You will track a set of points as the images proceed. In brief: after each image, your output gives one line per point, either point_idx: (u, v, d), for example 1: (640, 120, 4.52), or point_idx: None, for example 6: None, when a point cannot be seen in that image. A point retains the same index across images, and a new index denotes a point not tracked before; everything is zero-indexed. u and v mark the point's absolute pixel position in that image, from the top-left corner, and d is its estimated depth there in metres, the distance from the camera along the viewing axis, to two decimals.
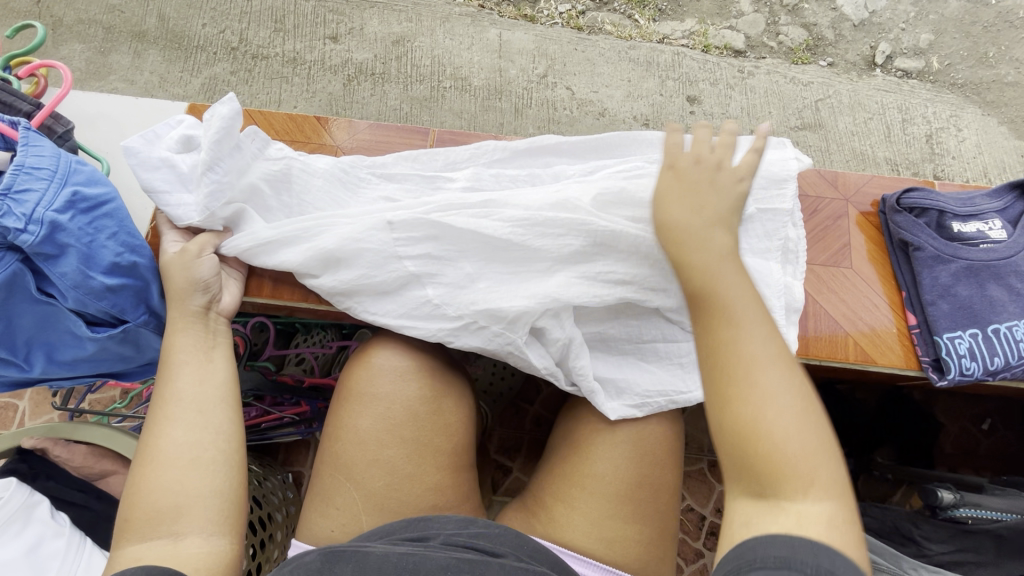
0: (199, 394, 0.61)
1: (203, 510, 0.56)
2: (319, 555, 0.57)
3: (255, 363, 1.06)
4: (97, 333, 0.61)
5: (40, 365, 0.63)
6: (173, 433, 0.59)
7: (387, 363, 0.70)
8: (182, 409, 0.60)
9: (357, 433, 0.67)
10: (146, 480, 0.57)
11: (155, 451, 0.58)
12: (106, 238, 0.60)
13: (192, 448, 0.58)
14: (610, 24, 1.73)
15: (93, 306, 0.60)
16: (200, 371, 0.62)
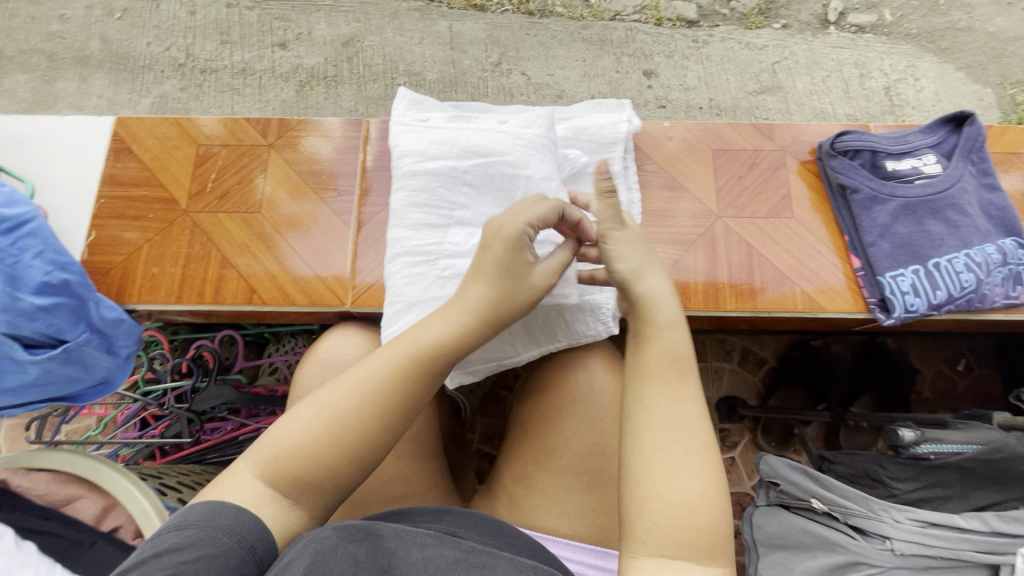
0: (396, 403, 0.54)
1: (326, 494, 0.53)
2: (333, 530, 0.49)
3: (227, 376, 1.06)
4: (37, 356, 0.61)
5: None
6: (368, 429, 0.53)
7: (339, 349, 0.70)
8: (387, 410, 0.54)
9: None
10: (321, 447, 0.52)
11: (343, 428, 0.53)
12: (31, 258, 0.60)
13: (372, 451, 0.53)
14: (561, 5, 1.72)
15: (26, 327, 0.60)
16: (419, 391, 0.55)
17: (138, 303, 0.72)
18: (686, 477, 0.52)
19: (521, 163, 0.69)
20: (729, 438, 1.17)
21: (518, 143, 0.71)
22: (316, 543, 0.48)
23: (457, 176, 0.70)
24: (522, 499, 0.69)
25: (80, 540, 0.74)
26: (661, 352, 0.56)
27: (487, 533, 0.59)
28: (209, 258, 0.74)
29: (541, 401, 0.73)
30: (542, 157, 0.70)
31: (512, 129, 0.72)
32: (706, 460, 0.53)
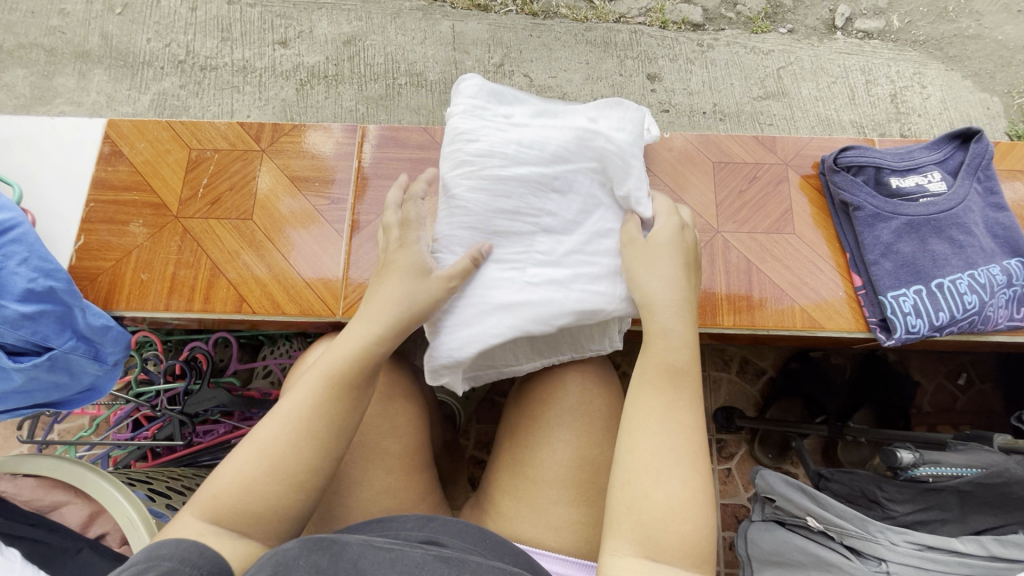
0: (333, 417, 0.59)
1: (276, 525, 0.56)
2: (297, 541, 0.49)
3: (220, 379, 1.05)
4: (22, 363, 0.60)
5: None
6: (297, 452, 0.57)
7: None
8: (314, 430, 0.58)
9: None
10: (257, 479, 0.56)
11: (277, 455, 0.56)
12: (16, 265, 0.60)
13: (306, 471, 0.57)
14: (565, 7, 1.70)
15: (11, 333, 0.59)
16: (347, 403, 0.60)
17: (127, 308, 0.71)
18: (680, 483, 0.56)
19: (618, 174, 0.69)
20: (725, 449, 1.16)
21: (604, 145, 0.69)
22: (279, 557, 0.47)
23: (546, 182, 0.68)
24: (511, 514, 0.68)
25: (66, 547, 0.74)
26: (662, 361, 0.61)
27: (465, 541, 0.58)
28: (199, 265, 0.73)
29: (528, 416, 0.72)
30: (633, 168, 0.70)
31: (603, 130, 0.69)
32: (688, 464, 0.56)
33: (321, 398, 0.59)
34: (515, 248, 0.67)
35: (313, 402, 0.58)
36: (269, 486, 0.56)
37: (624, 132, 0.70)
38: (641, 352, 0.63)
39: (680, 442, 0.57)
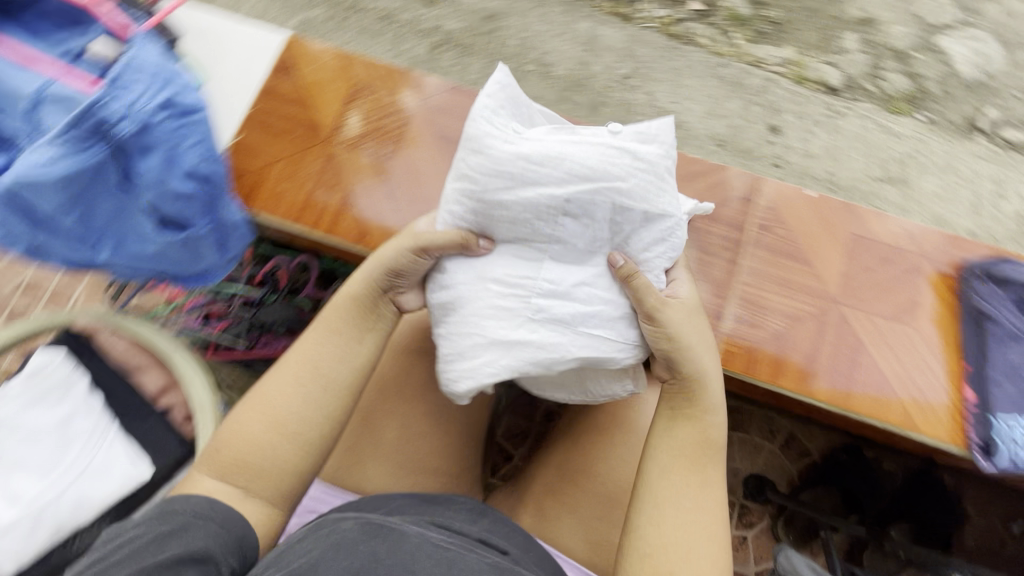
0: (335, 372, 0.61)
1: (278, 484, 0.58)
2: (356, 524, 0.53)
3: (294, 299, 1.09)
4: (164, 233, 0.66)
5: (107, 253, 0.65)
6: (296, 402, 0.59)
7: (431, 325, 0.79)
8: (316, 384, 0.60)
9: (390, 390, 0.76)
10: (255, 431, 0.58)
11: (273, 407, 0.59)
12: (189, 145, 0.64)
13: (300, 425, 0.59)
14: (705, 37, 1.69)
15: (166, 207, 0.65)
16: (339, 350, 0.62)
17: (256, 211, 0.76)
18: (693, 539, 0.56)
19: (641, 194, 0.62)
20: (746, 517, 1.13)
21: (596, 153, 0.61)
22: (339, 537, 0.51)
23: (558, 207, 0.61)
24: (550, 515, 0.69)
25: (140, 409, 0.80)
26: (698, 434, 0.61)
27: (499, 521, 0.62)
28: (337, 192, 0.78)
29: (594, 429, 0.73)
30: (666, 192, 0.63)
31: (626, 145, 0.62)
32: (702, 531, 0.56)
33: (335, 372, 0.61)
34: (519, 271, 0.63)
35: (323, 370, 0.61)
36: (273, 440, 0.58)
37: (657, 154, 0.64)
38: (667, 422, 0.62)
39: (697, 506, 0.58)
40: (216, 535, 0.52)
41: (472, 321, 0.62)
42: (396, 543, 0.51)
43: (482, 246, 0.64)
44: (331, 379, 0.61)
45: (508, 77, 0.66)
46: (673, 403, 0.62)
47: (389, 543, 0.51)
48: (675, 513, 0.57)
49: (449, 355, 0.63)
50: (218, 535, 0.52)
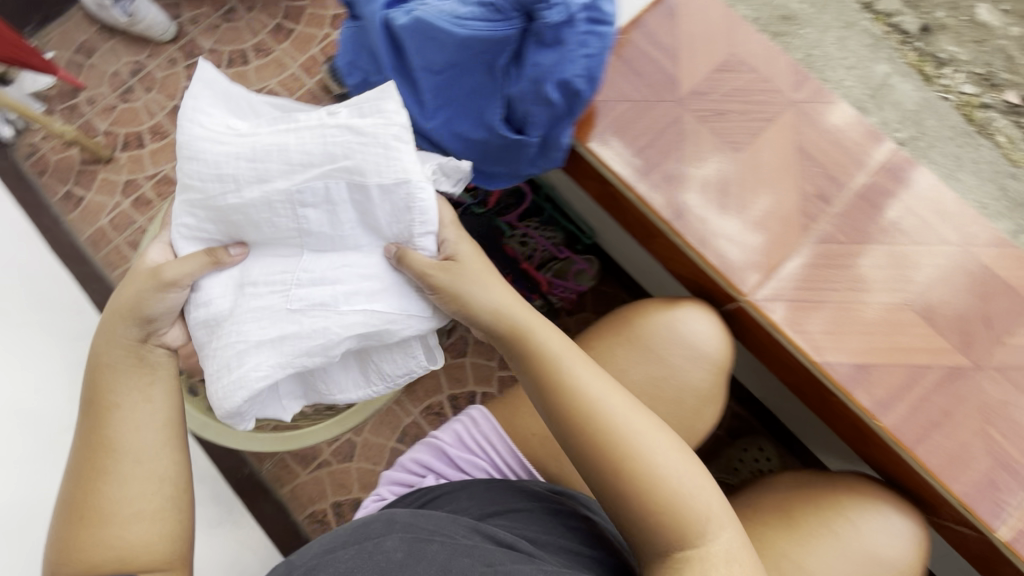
0: (138, 442, 0.53)
1: (141, 556, 0.51)
2: (398, 541, 0.56)
3: (496, 219, 1.13)
4: (501, 129, 0.61)
5: (437, 121, 0.63)
6: (116, 488, 0.51)
7: (696, 329, 0.61)
8: (116, 460, 0.52)
9: (620, 375, 0.60)
10: (95, 538, 0.50)
11: (98, 505, 0.51)
12: (581, 55, 0.56)
13: (140, 501, 0.52)
14: (1005, 138, 1.09)
15: (523, 104, 0.59)
16: (139, 408, 0.54)
17: (582, 144, 0.65)
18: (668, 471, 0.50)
19: (373, 167, 0.54)
20: None
21: (336, 133, 0.54)
22: (384, 559, 0.54)
23: (291, 197, 0.55)
24: None
25: None
26: (636, 446, 0.50)
27: (552, 536, 0.64)
28: None
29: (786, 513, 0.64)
30: (393, 158, 0.54)
31: (348, 121, 0.55)
32: (664, 465, 0.50)
33: (129, 443, 0.52)
34: (273, 270, 0.56)
35: (116, 445, 0.52)
36: (128, 509, 0.51)
37: (382, 124, 0.54)
38: (591, 456, 0.51)
39: (641, 457, 0.50)
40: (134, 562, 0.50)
41: (307, 343, 0.54)
42: (425, 550, 0.56)
43: (390, 253, 0.56)
44: (130, 448, 0.52)
45: (214, 69, 0.59)
46: (568, 399, 0.52)
47: (421, 552, 0.55)
48: (700, 508, 0.50)
49: (214, 372, 0.55)
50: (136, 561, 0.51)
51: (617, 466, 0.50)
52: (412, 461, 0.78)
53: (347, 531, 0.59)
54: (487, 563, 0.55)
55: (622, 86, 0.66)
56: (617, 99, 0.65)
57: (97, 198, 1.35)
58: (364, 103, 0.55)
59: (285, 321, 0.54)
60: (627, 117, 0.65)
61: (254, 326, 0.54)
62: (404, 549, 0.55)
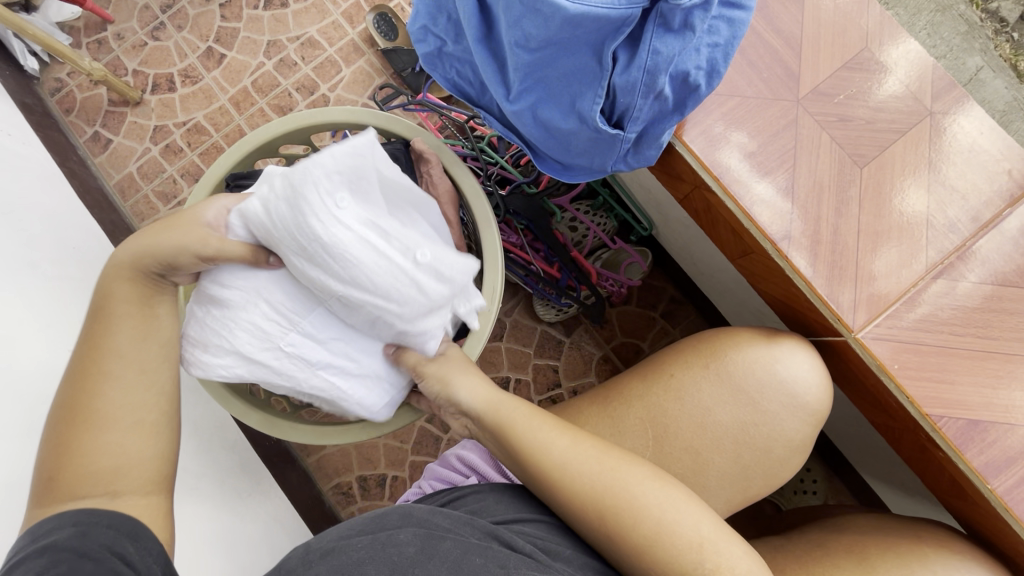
0: (142, 351, 0.51)
1: (122, 469, 0.47)
2: (414, 537, 0.50)
3: (547, 202, 1.03)
4: (599, 122, 0.53)
5: (522, 105, 0.56)
6: (110, 392, 0.48)
7: (796, 371, 0.56)
8: (115, 364, 0.49)
9: (705, 414, 0.57)
10: (79, 442, 0.46)
11: (91, 408, 0.48)
12: (703, 44, 0.49)
13: (127, 412, 0.48)
14: None
15: (631, 97, 0.51)
16: (139, 325, 0.51)
17: (681, 143, 0.58)
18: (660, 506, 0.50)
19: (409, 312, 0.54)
20: None
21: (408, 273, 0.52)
22: (398, 552, 0.48)
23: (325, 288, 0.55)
24: None
25: None
26: (656, 519, 0.49)
27: (577, 552, 0.55)
28: None
29: (856, 550, 0.61)
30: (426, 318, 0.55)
31: (429, 264, 0.53)
32: (652, 502, 0.50)
33: (129, 349, 0.50)
34: (274, 296, 0.55)
35: (118, 349, 0.50)
36: (124, 420, 0.48)
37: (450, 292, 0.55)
38: (606, 522, 0.50)
39: (626, 503, 0.50)
40: (114, 533, 0.43)
41: (281, 374, 0.56)
42: (438, 548, 0.49)
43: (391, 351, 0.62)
44: (134, 357, 0.50)
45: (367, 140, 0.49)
46: (596, 497, 0.51)
47: (433, 549, 0.49)
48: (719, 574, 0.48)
49: (193, 340, 0.56)
50: (116, 533, 0.43)
51: (625, 533, 0.49)
52: (455, 459, 0.71)
53: (365, 519, 0.54)
54: (502, 566, 0.48)
55: (736, 80, 0.58)
56: (729, 95, 0.58)
57: (125, 142, 1.29)
58: (444, 261, 0.54)
59: (286, 352, 0.56)
60: (738, 115, 0.58)
61: (241, 349, 0.55)
62: (416, 543, 0.49)
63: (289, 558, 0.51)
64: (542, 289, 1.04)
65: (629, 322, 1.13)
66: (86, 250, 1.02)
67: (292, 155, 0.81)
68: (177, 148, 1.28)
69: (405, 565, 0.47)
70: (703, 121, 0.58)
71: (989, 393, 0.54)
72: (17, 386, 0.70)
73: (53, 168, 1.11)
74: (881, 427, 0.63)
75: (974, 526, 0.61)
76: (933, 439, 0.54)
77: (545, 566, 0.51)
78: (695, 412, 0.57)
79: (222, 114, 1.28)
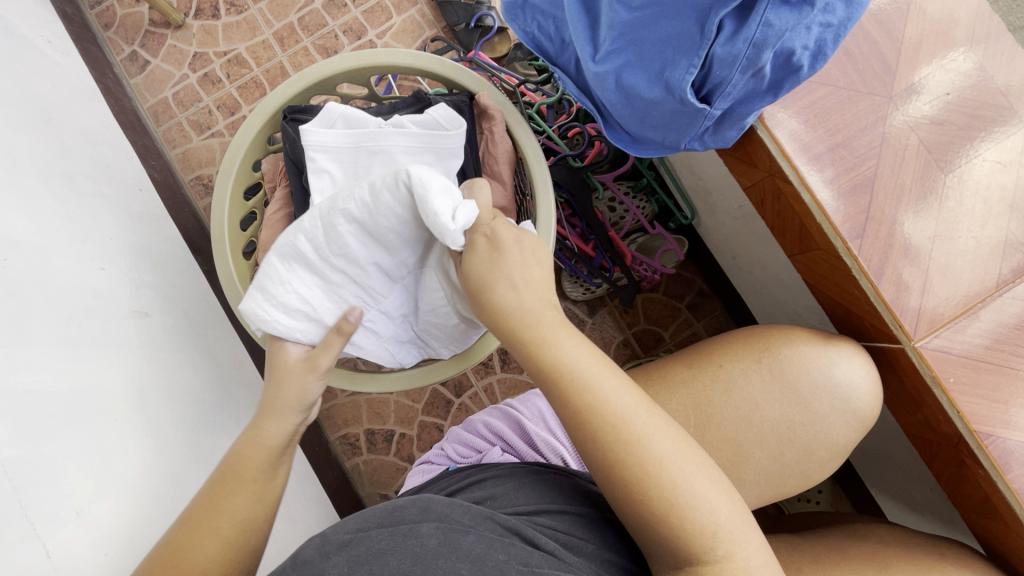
0: (249, 509, 0.49)
1: None
2: (438, 531, 0.47)
3: (592, 176, 1.02)
4: (687, 93, 0.51)
5: (607, 65, 0.55)
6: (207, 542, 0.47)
7: (851, 378, 0.56)
8: (223, 519, 0.48)
9: (753, 408, 0.57)
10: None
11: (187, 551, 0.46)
12: (815, 24, 0.47)
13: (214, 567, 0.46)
14: None
15: (729, 69, 0.49)
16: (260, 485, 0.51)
17: (763, 127, 0.56)
18: (676, 466, 0.44)
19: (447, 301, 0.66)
20: None
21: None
22: (418, 543, 0.45)
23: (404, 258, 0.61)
24: None
25: None
26: (655, 469, 0.44)
27: (601, 548, 0.53)
28: None
29: (873, 555, 0.61)
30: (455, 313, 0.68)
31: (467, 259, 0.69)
32: (675, 469, 0.44)
33: (241, 507, 0.49)
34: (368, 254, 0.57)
35: (227, 505, 0.48)
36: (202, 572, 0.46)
37: None
38: (606, 463, 0.45)
39: (641, 459, 0.44)
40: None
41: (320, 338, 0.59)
42: (461, 543, 0.46)
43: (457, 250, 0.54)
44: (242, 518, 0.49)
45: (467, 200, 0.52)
46: (598, 433, 0.45)
47: (456, 543, 0.46)
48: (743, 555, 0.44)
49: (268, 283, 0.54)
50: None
51: (632, 478, 0.44)
52: (482, 426, 0.70)
53: (382, 510, 0.49)
54: (526, 565, 0.46)
55: (829, 69, 0.56)
56: (821, 83, 0.56)
57: (163, 66, 1.26)
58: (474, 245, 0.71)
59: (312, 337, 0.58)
60: (826, 105, 0.56)
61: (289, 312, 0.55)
62: (438, 535, 0.46)
63: (302, 548, 0.47)
64: (575, 265, 1.03)
65: (654, 310, 1.13)
66: (119, 171, 1.01)
67: (351, 96, 0.79)
68: (216, 79, 1.25)
69: (429, 558, 0.44)
70: (791, 106, 0.56)
71: None
72: (51, 297, 0.69)
73: (90, 83, 1.08)
74: (917, 438, 0.63)
75: (994, 546, 0.62)
76: (977, 456, 0.53)
77: (568, 566, 0.48)
78: (745, 405, 0.57)
79: (265, 48, 1.25)
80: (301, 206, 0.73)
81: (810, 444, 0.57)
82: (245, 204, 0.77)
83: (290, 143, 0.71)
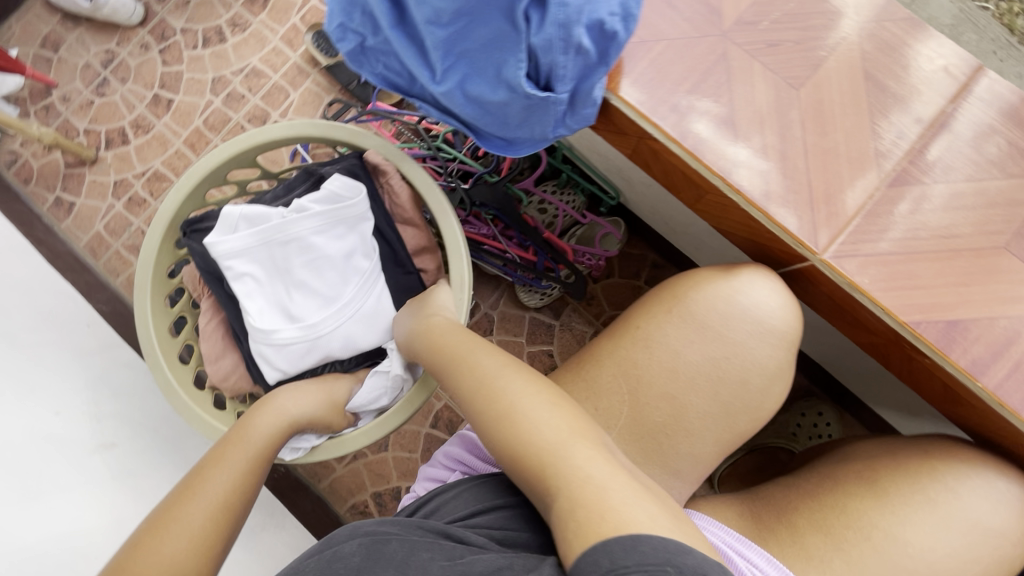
0: (243, 480, 0.55)
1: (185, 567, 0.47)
2: (361, 547, 0.44)
3: (511, 187, 1.03)
4: (527, 86, 0.53)
5: (450, 83, 0.56)
6: (206, 496, 0.52)
7: (757, 299, 0.59)
8: (212, 480, 0.53)
9: (675, 356, 0.59)
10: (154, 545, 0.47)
11: (188, 504, 0.51)
12: None
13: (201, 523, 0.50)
14: None
15: (552, 53, 0.51)
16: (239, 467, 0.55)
17: (617, 97, 0.57)
18: (577, 445, 0.46)
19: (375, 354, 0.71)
20: None
21: (356, 280, 0.72)
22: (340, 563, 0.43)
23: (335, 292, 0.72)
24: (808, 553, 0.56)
25: (402, 262, 0.76)
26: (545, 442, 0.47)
27: (537, 533, 0.52)
28: None
29: (861, 473, 0.59)
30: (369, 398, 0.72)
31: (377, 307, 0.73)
32: (567, 447, 0.47)
33: (228, 480, 0.54)
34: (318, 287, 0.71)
35: (212, 480, 0.53)
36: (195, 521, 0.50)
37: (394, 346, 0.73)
38: (520, 454, 0.48)
39: (533, 434, 0.48)
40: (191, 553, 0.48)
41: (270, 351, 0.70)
42: (385, 551, 0.44)
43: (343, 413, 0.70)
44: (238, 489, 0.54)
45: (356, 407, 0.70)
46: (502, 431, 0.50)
47: (380, 552, 0.44)
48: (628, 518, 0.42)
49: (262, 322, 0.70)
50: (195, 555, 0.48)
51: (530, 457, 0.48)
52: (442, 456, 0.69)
53: (318, 543, 0.48)
54: (451, 559, 0.44)
55: (658, 24, 0.58)
56: (655, 40, 0.58)
57: (89, 202, 1.28)
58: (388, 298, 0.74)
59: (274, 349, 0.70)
60: (666, 59, 0.57)
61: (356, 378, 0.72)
62: (361, 552, 0.44)
63: None
64: (521, 275, 1.04)
65: (614, 294, 1.12)
66: None
67: (246, 181, 0.80)
68: (141, 199, 1.27)
69: None
70: (635, 70, 0.57)
71: (961, 289, 0.53)
72: None
73: (18, 238, 1.10)
74: (868, 345, 0.62)
75: (976, 429, 0.60)
76: (916, 346, 0.53)
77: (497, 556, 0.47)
78: (670, 356, 0.59)
79: (179, 157, 1.27)
80: (231, 309, 0.74)
81: (743, 376, 0.58)
82: (174, 316, 0.77)
83: (197, 255, 0.73)
